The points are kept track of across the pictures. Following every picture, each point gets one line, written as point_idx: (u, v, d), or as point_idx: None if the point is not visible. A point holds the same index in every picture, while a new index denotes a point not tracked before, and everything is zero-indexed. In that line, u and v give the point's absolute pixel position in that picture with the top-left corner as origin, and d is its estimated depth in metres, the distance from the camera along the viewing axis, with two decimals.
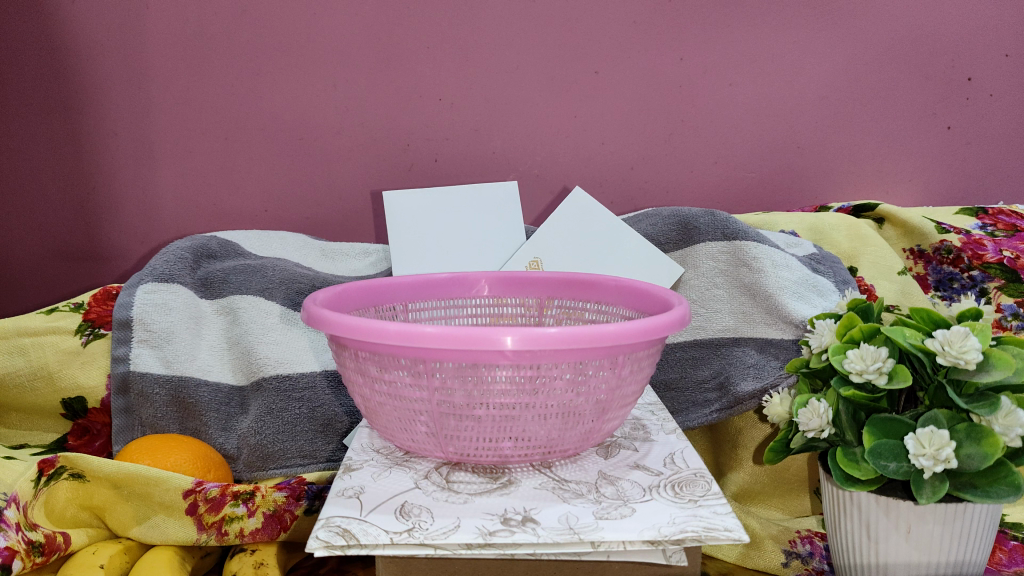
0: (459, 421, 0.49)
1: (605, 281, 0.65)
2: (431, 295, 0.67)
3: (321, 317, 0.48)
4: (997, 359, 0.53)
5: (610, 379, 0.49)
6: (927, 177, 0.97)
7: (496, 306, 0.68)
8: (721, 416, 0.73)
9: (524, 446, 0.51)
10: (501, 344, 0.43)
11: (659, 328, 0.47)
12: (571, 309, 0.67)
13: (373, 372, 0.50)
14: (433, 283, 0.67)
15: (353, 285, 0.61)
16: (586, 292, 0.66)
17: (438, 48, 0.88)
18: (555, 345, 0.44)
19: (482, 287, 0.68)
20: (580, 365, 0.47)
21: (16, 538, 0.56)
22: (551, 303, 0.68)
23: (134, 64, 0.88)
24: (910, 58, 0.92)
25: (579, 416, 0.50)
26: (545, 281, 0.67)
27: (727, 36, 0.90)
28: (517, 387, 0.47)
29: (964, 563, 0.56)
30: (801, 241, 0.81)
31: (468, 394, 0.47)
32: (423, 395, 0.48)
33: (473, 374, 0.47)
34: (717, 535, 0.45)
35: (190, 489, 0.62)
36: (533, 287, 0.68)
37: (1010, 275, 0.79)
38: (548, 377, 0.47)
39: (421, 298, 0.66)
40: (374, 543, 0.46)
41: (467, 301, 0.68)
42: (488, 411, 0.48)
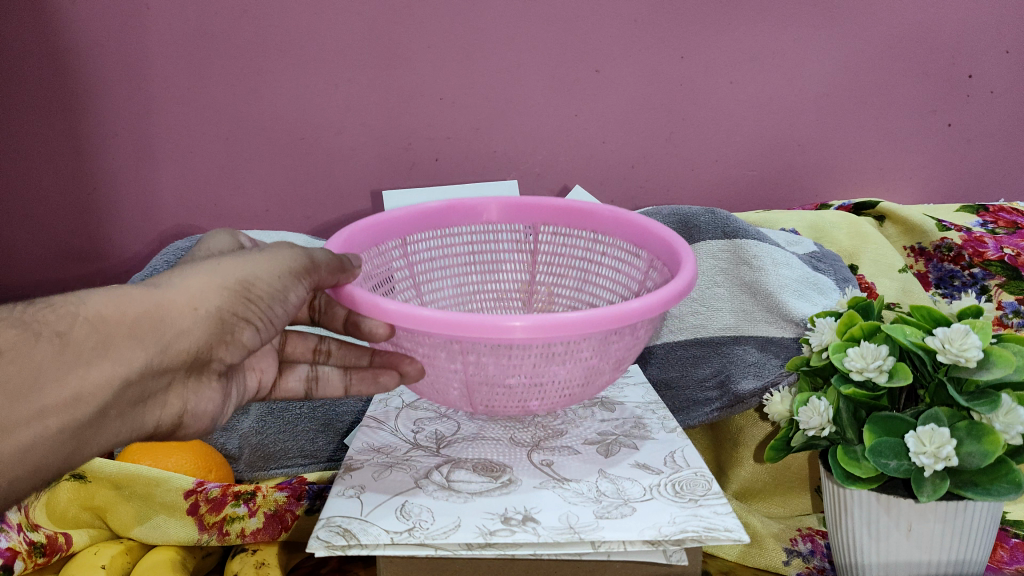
0: (492, 389, 0.51)
1: (612, 215, 0.65)
2: (427, 226, 0.66)
3: (349, 295, 0.48)
4: (997, 357, 0.53)
5: (628, 343, 0.51)
6: (926, 174, 0.98)
7: (496, 231, 0.69)
8: (721, 415, 0.73)
9: (547, 403, 0.53)
10: (513, 329, 0.45)
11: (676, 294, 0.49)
12: (566, 238, 0.68)
13: (405, 345, 0.51)
14: (434, 211, 0.67)
15: (357, 228, 0.60)
16: (583, 221, 0.67)
17: (438, 47, 0.88)
18: (584, 327, 0.45)
19: (477, 213, 0.68)
20: (606, 337, 0.48)
21: (17, 538, 0.58)
22: (545, 229, 0.69)
23: (134, 65, 0.87)
24: (911, 56, 0.91)
25: (599, 371, 0.52)
26: (544, 208, 0.68)
27: (727, 34, 0.89)
28: (543, 358, 0.48)
29: (964, 562, 0.56)
30: (802, 240, 0.81)
31: (498, 368, 0.49)
32: (457, 368, 0.50)
33: (503, 351, 0.48)
34: (716, 534, 0.47)
35: (190, 489, 0.62)
36: (535, 216, 0.68)
37: (1011, 272, 0.78)
38: (573, 350, 0.49)
39: (418, 230, 0.66)
40: (375, 543, 0.47)
41: (461, 229, 0.68)
42: (519, 380, 0.50)
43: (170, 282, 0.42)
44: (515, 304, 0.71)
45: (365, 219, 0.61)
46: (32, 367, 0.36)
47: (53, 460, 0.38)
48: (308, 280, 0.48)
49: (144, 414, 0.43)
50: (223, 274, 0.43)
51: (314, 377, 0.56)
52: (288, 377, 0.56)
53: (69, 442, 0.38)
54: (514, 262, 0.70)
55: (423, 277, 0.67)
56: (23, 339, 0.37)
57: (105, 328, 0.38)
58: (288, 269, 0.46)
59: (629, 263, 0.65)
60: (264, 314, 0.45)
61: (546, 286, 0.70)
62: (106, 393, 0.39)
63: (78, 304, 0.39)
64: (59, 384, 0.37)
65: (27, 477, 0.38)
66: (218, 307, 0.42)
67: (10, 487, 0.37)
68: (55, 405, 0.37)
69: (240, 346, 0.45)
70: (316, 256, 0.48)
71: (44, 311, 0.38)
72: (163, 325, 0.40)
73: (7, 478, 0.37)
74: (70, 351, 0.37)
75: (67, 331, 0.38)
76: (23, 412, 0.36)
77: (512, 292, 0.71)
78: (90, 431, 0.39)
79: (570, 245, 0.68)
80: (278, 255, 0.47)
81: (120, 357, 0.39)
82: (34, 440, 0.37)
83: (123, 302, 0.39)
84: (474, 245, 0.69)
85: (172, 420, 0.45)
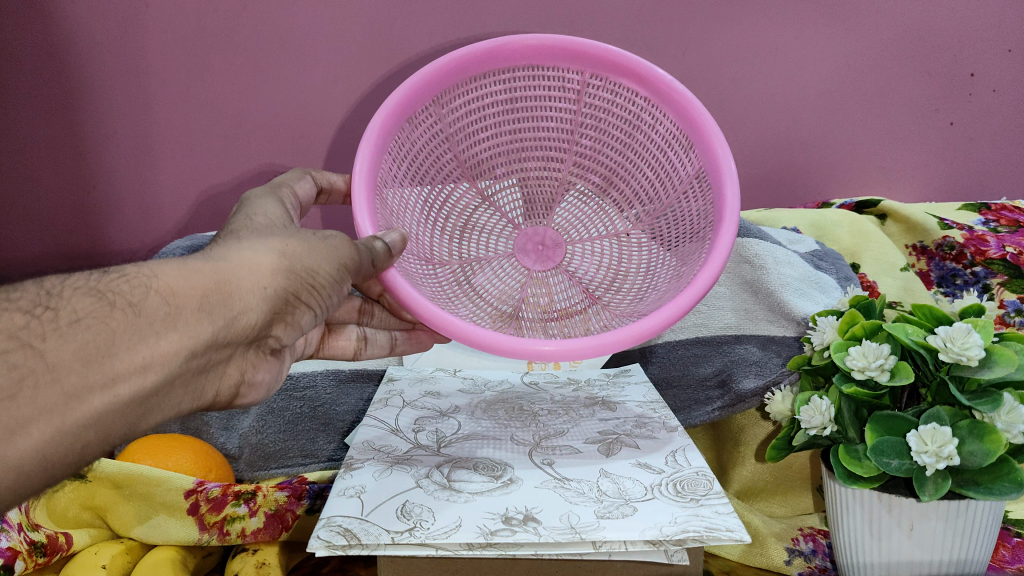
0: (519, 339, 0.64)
1: (681, 99, 0.63)
2: (464, 73, 0.63)
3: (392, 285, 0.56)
4: (999, 355, 0.53)
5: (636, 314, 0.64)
6: (927, 172, 0.97)
7: (534, 71, 0.65)
8: (722, 414, 0.72)
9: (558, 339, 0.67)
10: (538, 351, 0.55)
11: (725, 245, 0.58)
12: (618, 91, 0.66)
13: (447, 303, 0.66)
14: (469, 60, 0.62)
15: (383, 118, 0.61)
16: (625, 74, 0.64)
17: (438, 47, 0.88)
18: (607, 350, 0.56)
19: (514, 62, 0.64)
20: None
21: (17, 538, 0.57)
22: (591, 77, 0.66)
23: (131, 63, 0.87)
24: (912, 53, 0.91)
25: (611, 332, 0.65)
26: (590, 57, 0.63)
27: (728, 32, 0.89)
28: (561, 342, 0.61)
29: (966, 562, 0.56)
30: (803, 238, 0.81)
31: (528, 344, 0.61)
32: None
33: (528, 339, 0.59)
34: (717, 535, 0.47)
35: (191, 489, 0.62)
36: (581, 62, 0.64)
37: (1013, 271, 0.78)
38: None
39: (456, 76, 0.63)
40: (376, 543, 0.47)
41: (497, 74, 0.65)
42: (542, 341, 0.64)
43: (235, 260, 0.44)
44: (559, 158, 0.72)
45: (388, 101, 0.61)
46: (107, 334, 0.38)
47: (119, 428, 0.39)
48: (354, 272, 0.52)
49: (203, 385, 0.45)
50: (284, 256, 0.47)
51: (362, 337, 0.69)
52: (340, 338, 0.68)
53: (137, 409, 0.39)
54: (557, 113, 0.68)
55: (467, 136, 0.69)
56: (99, 308, 0.38)
57: (174, 300, 0.40)
58: (343, 263, 0.50)
59: (673, 144, 0.67)
60: (315, 297, 0.49)
61: (587, 141, 0.70)
62: (178, 363, 0.40)
63: (149, 277, 0.40)
64: (132, 352, 0.38)
65: (96, 444, 0.38)
66: (280, 288, 0.46)
67: (80, 453, 0.37)
68: (129, 371, 0.38)
69: (296, 327, 0.50)
70: (368, 248, 0.52)
71: (117, 282, 0.40)
72: (230, 300, 0.43)
73: (78, 445, 0.37)
74: (143, 321, 0.39)
75: (140, 302, 0.39)
76: (100, 377, 0.37)
77: (555, 147, 0.71)
78: (152, 400, 0.40)
79: (622, 98, 0.66)
80: (336, 246, 0.50)
81: (188, 328, 0.41)
82: (107, 407, 0.37)
83: (193, 276, 0.41)
84: (512, 98, 0.67)
85: (227, 390, 0.48)
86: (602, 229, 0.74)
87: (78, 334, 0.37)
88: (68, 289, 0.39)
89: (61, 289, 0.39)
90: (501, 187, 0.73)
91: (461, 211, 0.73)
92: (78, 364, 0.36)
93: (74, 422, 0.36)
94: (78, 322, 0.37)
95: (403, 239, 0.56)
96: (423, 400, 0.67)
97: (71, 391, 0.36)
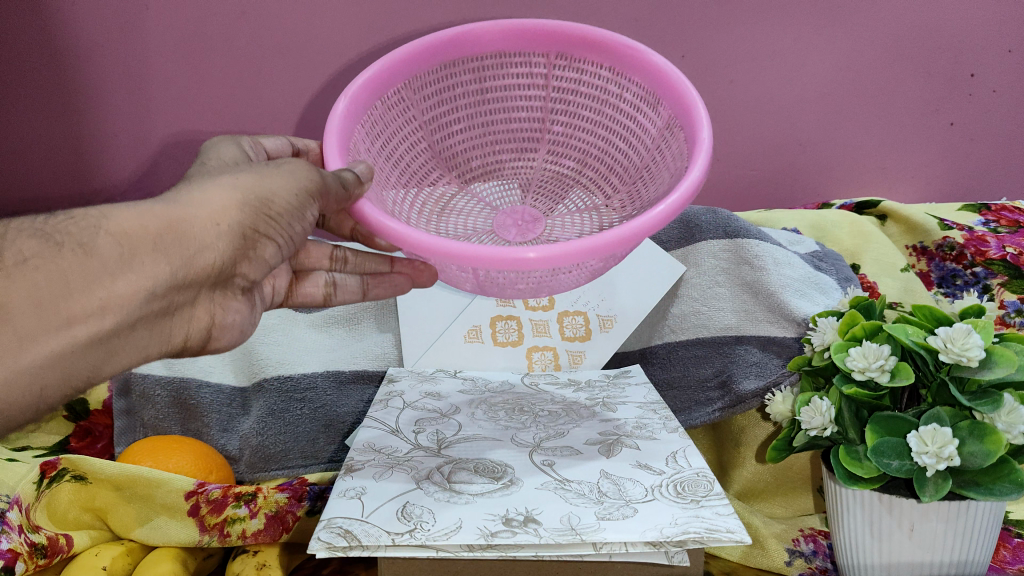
0: (501, 288, 0.58)
1: (656, 70, 0.63)
2: (434, 59, 0.66)
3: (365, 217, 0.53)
4: (999, 356, 0.53)
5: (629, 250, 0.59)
6: (926, 172, 0.98)
7: (503, 58, 0.68)
8: (724, 415, 0.72)
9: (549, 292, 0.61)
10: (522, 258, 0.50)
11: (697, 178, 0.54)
12: (584, 68, 0.67)
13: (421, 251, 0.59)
14: (437, 46, 0.65)
15: (358, 88, 0.62)
16: (592, 53, 0.66)
17: None
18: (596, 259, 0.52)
19: (483, 41, 0.66)
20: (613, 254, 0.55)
21: (18, 540, 0.57)
22: (556, 58, 0.67)
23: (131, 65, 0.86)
24: (911, 54, 0.91)
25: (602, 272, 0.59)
26: (555, 37, 0.66)
27: (728, 34, 0.89)
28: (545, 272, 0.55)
29: (968, 563, 0.56)
30: (804, 239, 0.82)
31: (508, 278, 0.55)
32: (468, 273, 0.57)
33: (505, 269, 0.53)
34: (718, 537, 0.47)
35: (191, 490, 0.62)
36: (545, 44, 0.66)
37: (1013, 272, 0.77)
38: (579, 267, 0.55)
39: (425, 63, 0.66)
40: (376, 544, 0.47)
41: (471, 58, 0.67)
42: (527, 284, 0.58)
43: (190, 199, 0.44)
44: (533, 147, 0.74)
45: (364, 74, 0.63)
46: (59, 276, 0.39)
47: (83, 370, 0.42)
48: (318, 201, 0.51)
49: (172, 327, 0.47)
50: (240, 188, 0.46)
51: (332, 283, 0.66)
52: (307, 284, 0.65)
53: (96, 351, 0.42)
54: (527, 102, 0.70)
55: (441, 127, 0.71)
56: (47, 249, 0.40)
57: (127, 242, 0.41)
58: (303, 189, 0.49)
59: (642, 108, 0.66)
60: (279, 230, 0.49)
61: (559, 127, 0.72)
62: (137, 304, 0.42)
63: (100, 220, 0.41)
64: (88, 294, 0.40)
65: (57, 386, 0.41)
66: (236, 224, 0.46)
67: (42, 394, 0.40)
68: (86, 314, 0.40)
69: (262, 263, 0.50)
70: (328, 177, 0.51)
71: (67, 225, 0.41)
72: (185, 240, 0.43)
73: (38, 386, 0.40)
74: (95, 263, 0.40)
75: (90, 243, 0.40)
76: (55, 318, 0.39)
77: (528, 138, 0.73)
78: (115, 342, 0.43)
79: (587, 75, 0.68)
80: (291, 173, 0.49)
81: (144, 270, 0.42)
82: (64, 347, 0.40)
83: (144, 217, 0.42)
84: (483, 84, 0.69)
85: (200, 331, 0.50)
86: (587, 201, 0.74)
87: (30, 275, 0.39)
88: (14, 232, 0.41)
89: (7, 232, 0.41)
90: (481, 177, 0.75)
91: (436, 195, 0.72)
92: (33, 306, 0.39)
93: (33, 360, 0.39)
94: (26, 264, 0.39)
95: (371, 170, 0.56)
96: (424, 401, 0.67)
97: (26, 333, 0.39)
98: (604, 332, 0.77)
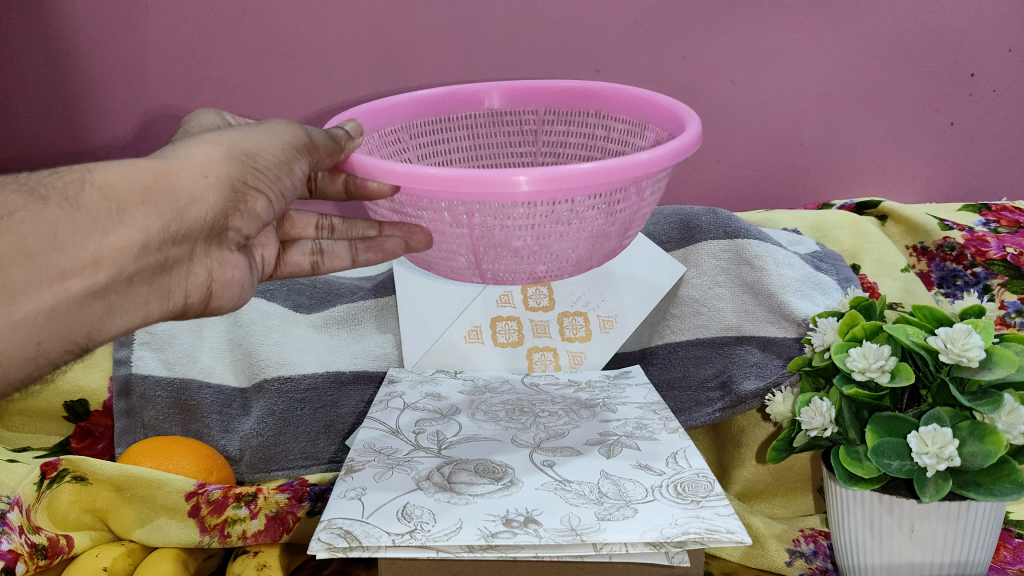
0: (498, 252, 0.53)
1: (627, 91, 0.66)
2: (433, 112, 0.70)
3: (362, 167, 0.50)
4: (1000, 356, 0.53)
5: (633, 202, 0.53)
6: (928, 173, 0.98)
7: (496, 118, 0.72)
8: (724, 415, 0.72)
9: (554, 268, 0.55)
10: (515, 185, 0.47)
11: (687, 146, 0.53)
12: (573, 120, 0.71)
13: (410, 212, 0.53)
14: (439, 99, 0.70)
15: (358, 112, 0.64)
16: (586, 103, 0.69)
17: (438, 48, 0.90)
18: (590, 183, 0.48)
19: (487, 99, 0.71)
20: (613, 195, 0.51)
21: (18, 541, 0.57)
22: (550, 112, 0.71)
23: (131, 66, 0.89)
24: (911, 55, 0.91)
25: (607, 235, 0.54)
26: (549, 93, 0.70)
27: (729, 34, 0.90)
28: (537, 221, 0.51)
29: (968, 563, 0.56)
30: (803, 239, 0.82)
31: (503, 228, 0.51)
32: (462, 233, 0.52)
33: (498, 211, 0.50)
34: (718, 537, 0.47)
35: (191, 491, 0.62)
36: (533, 102, 0.71)
37: (1014, 272, 0.77)
38: (578, 209, 0.51)
39: (423, 116, 0.69)
40: (376, 545, 0.47)
41: (471, 114, 0.71)
42: (524, 244, 0.52)
43: (177, 154, 0.42)
44: None
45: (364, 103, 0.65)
46: (46, 229, 0.37)
47: (79, 326, 0.40)
48: (308, 159, 0.48)
49: (170, 287, 0.44)
50: (227, 141, 0.43)
51: (320, 250, 0.57)
52: (292, 252, 0.56)
53: (92, 307, 0.40)
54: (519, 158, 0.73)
55: None
56: (32, 202, 0.37)
57: (115, 195, 0.39)
58: (291, 145, 0.46)
59: (630, 139, 0.67)
60: (274, 185, 0.45)
61: None
62: (127, 259, 0.39)
63: (86, 173, 0.39)
64: (78, 248, 0.38)
65: (55, 340, 0.39)
66: (225, 177, 0.42)
67: (41, 348, 0.39)
68: (76, 268, 0.38)
69: (255, 218, 0.45)
70: (316, 136, 0.48)
71: (53, 179, 0.39)
72: (174, 192, 0.40)
73: (35, 340, 0.38)
74: (83, 217, 0.38)
75: (76, 197, 0.38)
76: (45, 272, 0.37)
77: None
78: (109, 298, 0.40)
79: (576, 125, 0.71)
80: (278, 130, 0.46)
81: (135, 223, 0.39)
82: (58, 302, 0.38)
83: (130, 170, 0.39)
84: (476, 135, 0.72)
85: (201, 291, 0.46)
86: None
87: (13, 229, 0.36)
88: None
89: None
90: None
91: None
92: (19, 259, 0.36)
93: (24, 315, 0.37)
94: (11, 217, 0.37)
95: (360, 126, 0.54)
96: (424, 401, 0.67)
97: (17, 286, 0.37)
98: (604, 333, 0.77)
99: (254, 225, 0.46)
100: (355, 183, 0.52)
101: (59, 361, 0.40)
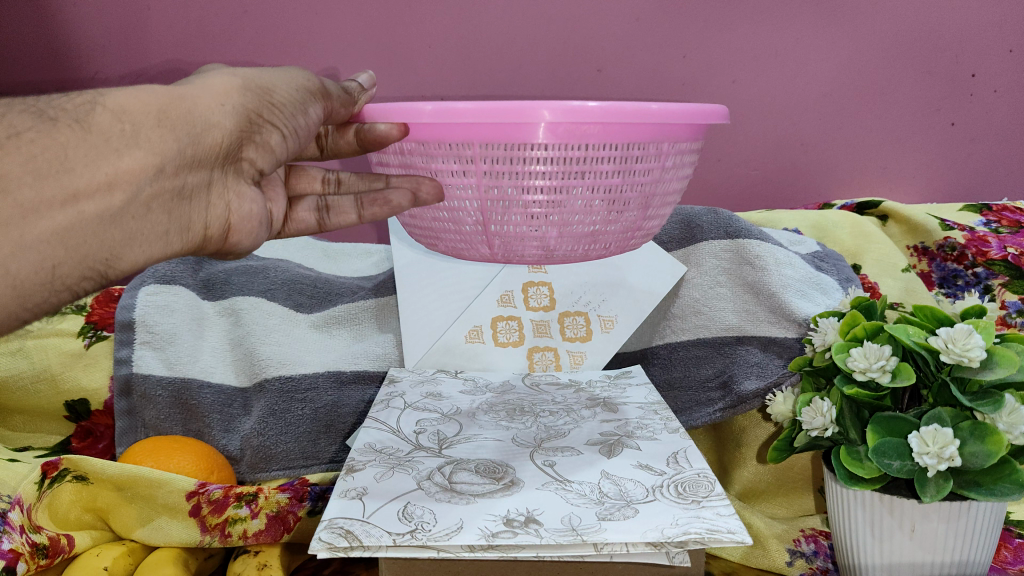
0: (507, 204, 0.49)
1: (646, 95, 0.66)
2: None
3: (380, 111, 0.49)
4: (1001, 357, 0.53)
5: (653, 169, 0.50)
6: (930, 173, 0.97)
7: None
8: (725, 415, 0.71)
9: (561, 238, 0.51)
10: (539, 116, 0.45)
11: (709, 114, 0.51)
12: None
13: (420, 164, 0.50)
14: None
15: None
16: None
17: (439, 47, 0.92)
18: (608, 121, 0.46)
19: None
20: (628, 149, 0.48)
21: (19, 540, 0.57)
22: None
23: (136, 66, 0.94)
24: (911, 55, 0.91)
25: (624, 204, 0.51)
26: None
27: (728, 34, 0.90)
28: (556, 170, 0.47)
29: (969, 564, 0.56)
30: (804, 240, 0.82)
31: (514, 177, 0.48)
32: (470, 184, 0.49)
33: (512, 155, 0.47)
34: (719, 537, 0.47)
35: (193, 490, 0.62)
36: None
37: (1015, 272, 0.77)
38: (593, 160, 0.48)
39: None
40: (376, 545, 0.47)
41: None
42: (537, 196, 0.48)
43: (190, 83, 0.41)
44: None
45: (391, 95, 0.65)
46: (56, 148, 0.36)
47: (97, 251, 0.39)
48: (323, 102, 0.46)
49: (187, 219, 0.43)
50: (241, 73, 0.43)
51: (325, 205, 0.54)
52: (298, 209, 0.54)
53: (111, 232, 0.39)
54: None
55: None
56: (40, 123, 0.36)
57: (128, 117, 0.38)
58: (306, 85, 0.45)
59: None
60: (291, 120, 0.44)
61: None
62: (142, 182, 0.38)
63: (97, 97, 0.38)
64: (92, 168, 0.37)
65: (72, 265, 0.38)
66: (242, 106, 0.42)
67: (56, 274, 0.38)
68: (92, 188, 0.37)
69: (270, 151, 0.45)
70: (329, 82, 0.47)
71: (63, 102, 0.38)
72: (191, 117, 0.40)
73: (51, 262, 0.37)
74: (95, 137, 0.37)
75: (87, 118, 0.37)
76: (57, 192, 0.36)
77: None
78: (125, 223, 0.39)
79: None
80: (293, 70, 0.45)
81: (152, 145, 0.38)
82: (71, 223, 0.37)
83: (144, 93, 0.39)
84: None
85: (221, 224, 0.45)
86: None
87: (23, 147, 0.35)
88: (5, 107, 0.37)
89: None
90: None
91: None
92: (30, 176, 0.35)
93: (39, 234, 0.36)
94: (18, 136, 0.36)
95: (375, 80, 0.52)
96: (424, 401, 0.67)
97: (28, 205, 0.35)
98: (604, 333, 0.77)
99: (270, 160, 0.45)
100: (364, 130, 0.49)
101: (78, 290, 0.39)
